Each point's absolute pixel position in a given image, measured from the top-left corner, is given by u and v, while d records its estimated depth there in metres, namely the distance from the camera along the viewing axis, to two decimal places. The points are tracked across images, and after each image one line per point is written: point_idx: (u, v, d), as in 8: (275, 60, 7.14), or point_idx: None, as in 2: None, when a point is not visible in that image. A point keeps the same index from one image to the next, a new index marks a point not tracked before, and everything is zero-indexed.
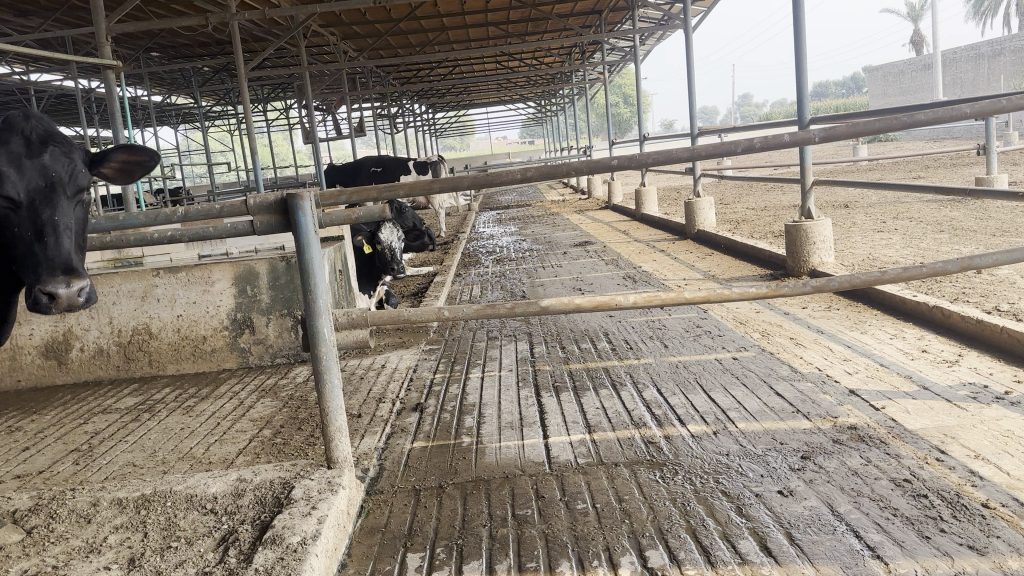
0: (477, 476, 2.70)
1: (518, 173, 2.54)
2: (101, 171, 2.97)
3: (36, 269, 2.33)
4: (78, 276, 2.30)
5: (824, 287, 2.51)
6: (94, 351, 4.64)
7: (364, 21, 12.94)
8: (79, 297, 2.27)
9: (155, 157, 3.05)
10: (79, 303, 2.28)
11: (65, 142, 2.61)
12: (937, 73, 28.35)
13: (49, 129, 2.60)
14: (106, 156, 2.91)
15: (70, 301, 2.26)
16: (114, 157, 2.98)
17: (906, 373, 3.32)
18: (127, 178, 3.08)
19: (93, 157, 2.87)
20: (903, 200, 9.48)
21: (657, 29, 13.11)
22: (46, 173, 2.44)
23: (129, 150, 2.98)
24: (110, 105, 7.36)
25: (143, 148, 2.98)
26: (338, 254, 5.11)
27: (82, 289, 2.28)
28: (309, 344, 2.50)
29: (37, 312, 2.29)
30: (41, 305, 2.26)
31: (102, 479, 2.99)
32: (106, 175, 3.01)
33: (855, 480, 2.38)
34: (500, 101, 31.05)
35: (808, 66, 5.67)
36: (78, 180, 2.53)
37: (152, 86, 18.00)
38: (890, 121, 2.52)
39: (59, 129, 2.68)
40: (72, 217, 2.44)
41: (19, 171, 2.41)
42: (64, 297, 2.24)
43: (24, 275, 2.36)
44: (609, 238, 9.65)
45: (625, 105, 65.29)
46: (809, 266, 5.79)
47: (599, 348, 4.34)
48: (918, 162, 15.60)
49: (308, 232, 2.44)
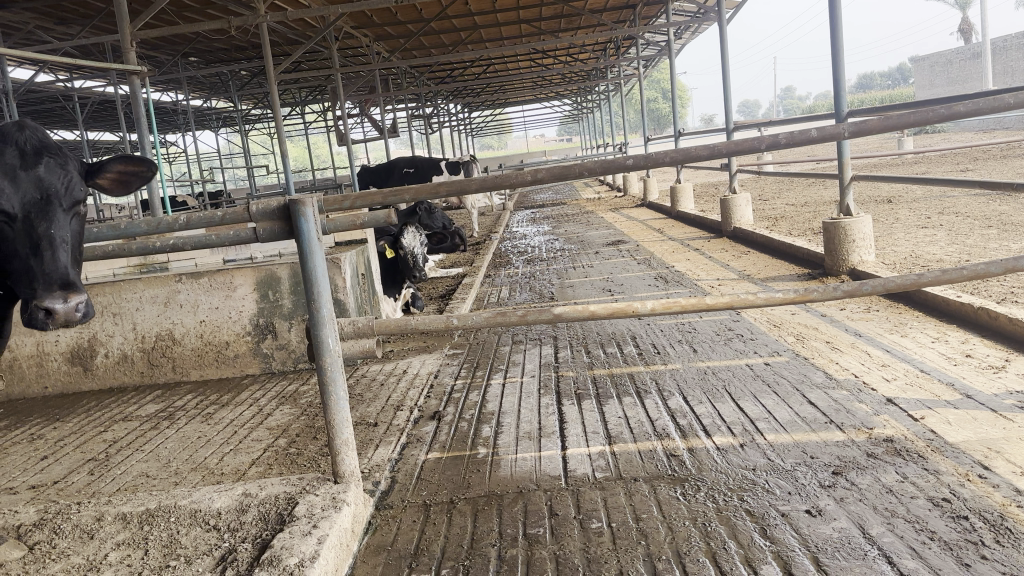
0: (489, 491, 2.60)
1: (529, 175, 2.42)
2: (98, 181, 3.03)
3: (33, 284, 2.40)
4: (75, 291, 2.39)
5: (856, 291, 2.36)
6: (118, 357, 4.65)
7: (395, 20, 12.92)
8: (76, 312, 2.36)
9: (152, 168, 3.10)
10: (76, 318, 2.37)
11: (59, 153, 2.69)
12: (985, 62, 27.45)
13: (43, 141, 2.68)
14: (103, 167, 2.97)
15: (67, 317, 2.35)
16: (112, 168, 3.04)
17: (948, 381, 3.13)
18: (124, 188, 3.15)
19: (89, 168, 2.93)
20: (950, 194, 9.13)
21: (692, 22, 12.85)
22: (41, 186, 2.51)
23: (126, 161, 3.04)
24: (134, 108, 7.38)
25: (139, 158, 3.03)
26: (361, 258, 5.05)
27: (79, 304, 2.37)
28: (313, 355, 2.42)
29: (35, 328, 2.38)
30: (38, 320, 2.35)
31: (114, 491, 2.94)
32: (103, 185, 3.06)
33: (890, 499, 2.22)
34: (535, 99, 30.89)
35: (844, 56, 5.44)
36: (72, 193, 2.60)
37: (191, 90, 18.24)
38: (926, 114, 2.36)
39: (52, 140, 2.74)
40: (67, 230, 2.52)
41: (14, 184, 2.48)
42: (62, 313, 2.33)
43: (21, 288, 2.44)
44: (642, 237, 9.47)
45: (664, 101, 64.60)
46: (849, 265, 5.57)
47: (625, 353, 4.20)
48: (967, 155, 15.10)
49: (310, 240, 2.37)
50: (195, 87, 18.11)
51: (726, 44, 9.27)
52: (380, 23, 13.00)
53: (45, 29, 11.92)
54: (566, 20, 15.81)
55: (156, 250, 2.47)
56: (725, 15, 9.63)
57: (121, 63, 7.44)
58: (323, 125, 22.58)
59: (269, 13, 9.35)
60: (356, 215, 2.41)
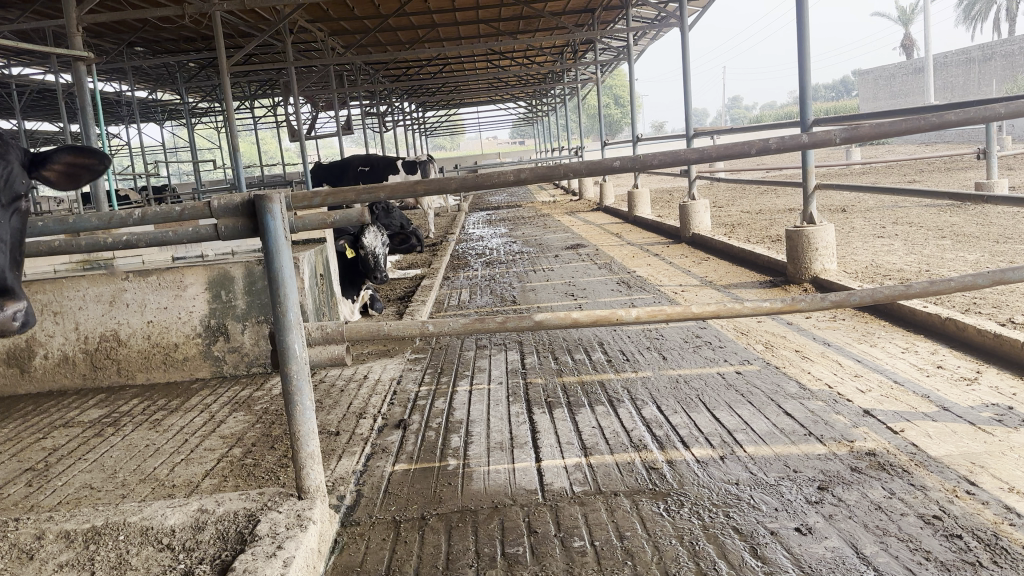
0: (463, 506, 2.47)
1: (511, 174, 2.29)
2: (44, 173, 2.82)
3: None
4: (13, 298, 2.27)
5: (843, 302, 2.29)
6: (58, 358, 4.39)
7: (352, 15, 12.71)
8: (13, 320, 2.24)
9: (104, 161, 2.89)
10: (13, 326, 2.25)
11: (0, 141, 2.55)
12: (927, 77, 28.23)
13: None
14: (48, 157, 2.77)
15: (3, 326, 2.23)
16: (59, 159, 2.83)
17: (923, 392, 3.11)
18: (73, 182, 2.94)
19: (33, 158, 2.74)
20: (901, 204, 9.30)
21: (652, 27, 12.89)
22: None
23: (76, 152, 2.83)
24: (79, 96, 7.04)
25: (89, 150, 2.83)
26: (319, 258, 4.87)
27: (17, 312, 2.25)
28: (278, 362, 2.26)
29: None
30: None
31: (54, 505, 2.73)
32: (49, 178, 2.86)
33: (880, 517, 2.16)
34: (489, 100, 30.76)
35: (811, 65, 5.45)
36: (14, 187, 2.48)
37: (137, 81, 17.69)
38: (917, 122, 2.30)
39: None
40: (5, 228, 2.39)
41: None
42: None
43: None
44: (601, 242, 9.42)
45: (617, 107, 65.13)
46: (811, 273, 5.58)
47: (594, 360, 4.11)
48: (913, 166, 15.51)
49: (277, 239, 2.21)
50: (141, 78, 17.56)
51: (687, 50, 9.29)
52: (336, 17, 12.76)
53: None
54: (525, 22, 15.75)
55: (107, 247, 2.27)
56: (686, 21, 9.67)
57: (65, 49, 7.10)
58: (274, 120, 22.09)
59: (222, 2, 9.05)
60: (325, 214, 2.27)
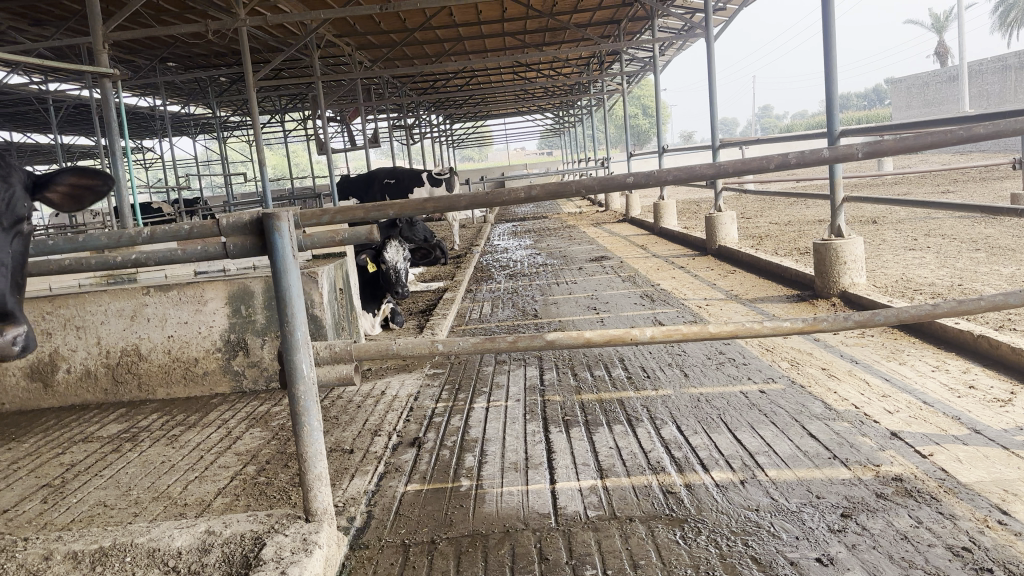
0: (474, 530, 2.41)
1: (522, 192, 2.24)
2: (48, 196, 2.84)
3: None
4: (13, 323, 2.23)
5: (868, 322, 2.21)
6: (81, 373, 4.42)
7: (378, 29, 12.79)
8: (13, 345, 2.20)
9: (107, 183, 2.91)
10: (13, 351, 2.21)
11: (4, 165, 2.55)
12: (961, 85, 27.73)
13: None
14: (51, 179, 2.79)
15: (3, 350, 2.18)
16: (62, 181, 2.85)
17: (953, 414, 3.00)
18: (76, 204, 2.95)
19: (37, 181, 2.75)
20: (934, 216, 9.11)
21: (678, 38, 12.81)
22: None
23: (79, 173, 2.85)
24: (105, 111, 7.13)
25: (92, 171, 2.85)
26: (339, 272, 4.86)
27: (17, 337, 2.21)
28: (286, 382, 2.23)
29: None
30: None
31: (68, 523, 2.72)
32: (53, 200, 2.88)
33: (905, 548, 2.07)
34: (516, 112, 30.83)
35: (838, 75, 5.34)
36: (16, 210, 2.47)
37: (169, 96, 17.95)
38: (945, 135, 2.21)
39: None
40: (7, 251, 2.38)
41: None
42: None
43: None
44: (625, 254, 9.34)
45: (646, 117, 64.96)
46: (840, 287, 5.46)
47: (614, 377, 4.04)
48: (947, 176, 15.21)
49: (285, 257, 2.18)
50: (173, 93, 17.82)
51: (713, 60, 9.20)
52: (362, 32, 12.86)
53: (20, 31, 11.68)
54: (551, 33, 15.76)
55: (116, 267, 2.25)
56: (711, 31, 9.58)
57: (94, 66, 7.20)
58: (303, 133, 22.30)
59: (249, 17, 9.13)
60: (335, 231, 2.23)
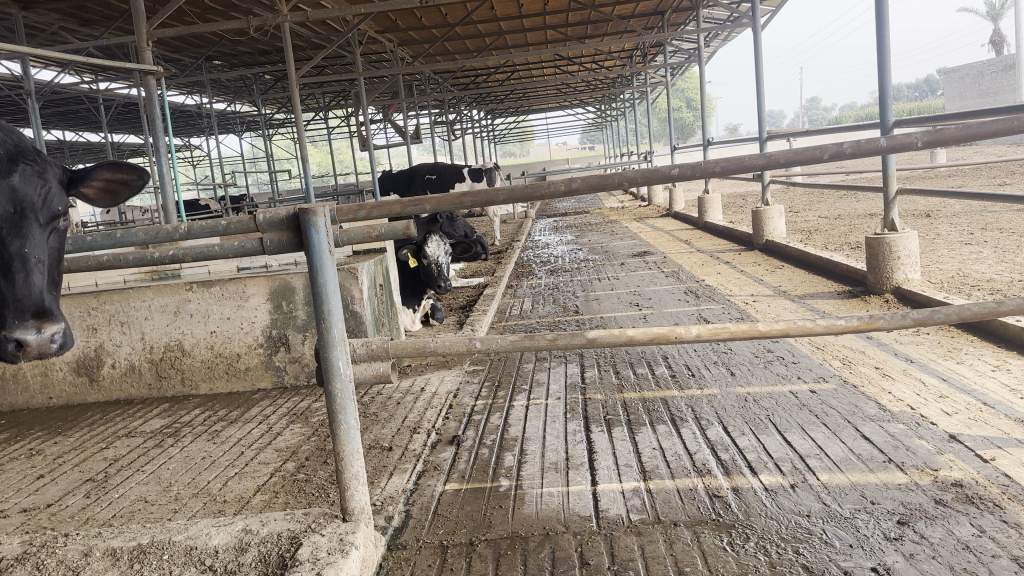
0: (513, 532, 2.36)
1: (562, 185, 2.16)
2: (84, 190, 2.88)
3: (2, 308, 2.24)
4: (50, 321, 2.25)
5: (926, 320, 2.08)
6: (125, 368, 4.47)
7: (420, 25, 12.80)
8: (49, 344, 2.23)
9: (142, 177, 2.96)
10: (48, 350, 2.24)
11: (37, 160, 2.56)
12: (1017, 74, 26.77)
13: (18, 147, 2.55)
14: (87, 174, 2.82)
15: (40, 349, 2.22)
16: (98, 177, 2.89)
17: (1017, 417, 2.85)
18: (111, 199, 3.01)
19: (72, 175, 2.78)
20: (991, 209, 8.80)
21: (724, 29, 12.58)
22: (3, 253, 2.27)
23: (114, 169, 2.88)
24: (149, 109, 7.21)
25: (128, 166, 2.89)
26: (379, 268, 4.84)
27: (54, 335, 2.24)
28: (323, 379, 2.19)
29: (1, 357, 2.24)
30: (7, 350, 2.21)
31: (108, 519, 2.74)
32: (90, 195, 2.93)
33: (967, 558, 1.96)
34: (558, 106, 30.71)
35: (891, 63, 5.16)
36: (51, 206, 2.49)
37: (215, 93, 18.21)
38: (1011, 123, 2.07)
39: (28, 144, 2.61)
40: (42, 248, 2.38)
41: None
42: (34, 345, 2.20)
43: None
44: (669, 249, 9.19)
45: (689, 110, 64.18)
46: (893, 283, 5.28)
47: (658, 375, 3.95)
48: (1003, 168, 14.71)
49: (321, 253, 2.14)
50: (219, 91, 18.08)
51: (759, 50, 9.00)
52: (404, 27, 12.87)
53: (70, 31, 11.94)
54: (593, 26, 15.61)
55: (154, 262, 2.23)
56: (758, 21, 9.38)
57: (138, 63, 7.29)
58: (346, 129, 22.47)
59: (291, 13, 9.18)
60: (371, 227, 2.18)
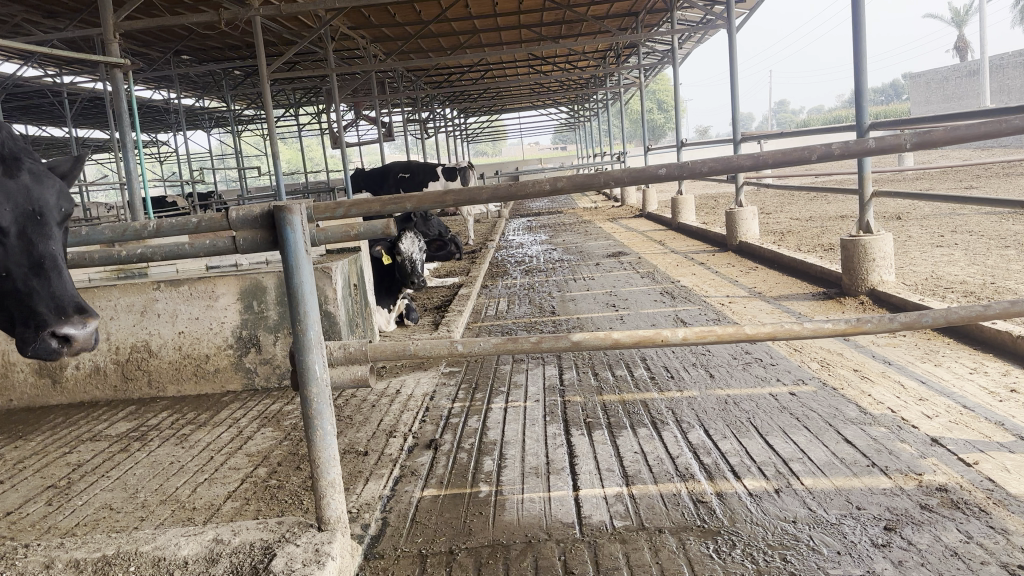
0: (494, 540, 2.29)
1: (547, 184, 2.10)
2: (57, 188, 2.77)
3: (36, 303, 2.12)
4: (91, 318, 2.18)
5: (915, 324, 2.04)
6: (89, 369, 4.33)
7: (393, 22, 12.67)
8: (93, 342, 2.16)
9: None
10: (89, 349, 2.16)
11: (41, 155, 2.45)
12: (981, 79, 27.22)
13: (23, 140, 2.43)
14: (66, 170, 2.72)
15: (82, 347, 2.14)
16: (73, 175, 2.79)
17: (996, 420, 2.84)
18: None
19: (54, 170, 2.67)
20: (960, 212, 8.90)
21: (697, 30, 12.63)
22: (32, 253, 2.16)
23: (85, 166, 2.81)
24: (115, 104, 7.03)
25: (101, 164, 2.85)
26: (353, 268, 4.75)
27: (97, 333, 2.17)
28: (298, 383, 2.11)
29: (32, 355, 2.11)
30: (47, 347, 2.10)
31: (71, 529, 2.63)
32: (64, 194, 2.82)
33: (957, 565, 1.94)
34: (531, 106, 30.70)
35: (867, 66, 5.18)
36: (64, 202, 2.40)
37: (183, 89, 17.91)
38: (1000, 125, 2.03)
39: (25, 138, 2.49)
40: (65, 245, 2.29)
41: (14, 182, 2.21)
42: (81, 342, 2.13)
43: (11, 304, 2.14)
44: (643, 250, 9.19)
45: (660, 112, 64.54)
46: (868, 285, 5.30)
47: (636, 377, 3.91)
48: (968, 172, 14.95)
49: (297, 252, 2.06)
50: (187, 86, 17.79)
51: (734, 52, 9.02)
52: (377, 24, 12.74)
53: (34, 23, 11.66)
54: (567, 26, 15.61)
55: (122, 261, 2.14)
56: (732, 22, 9.40)
57: (104, 56, 7.11)
58: (317, 126, 22.22)
59: (262, 7, 9.02)
60: (349, 225, 2.11)
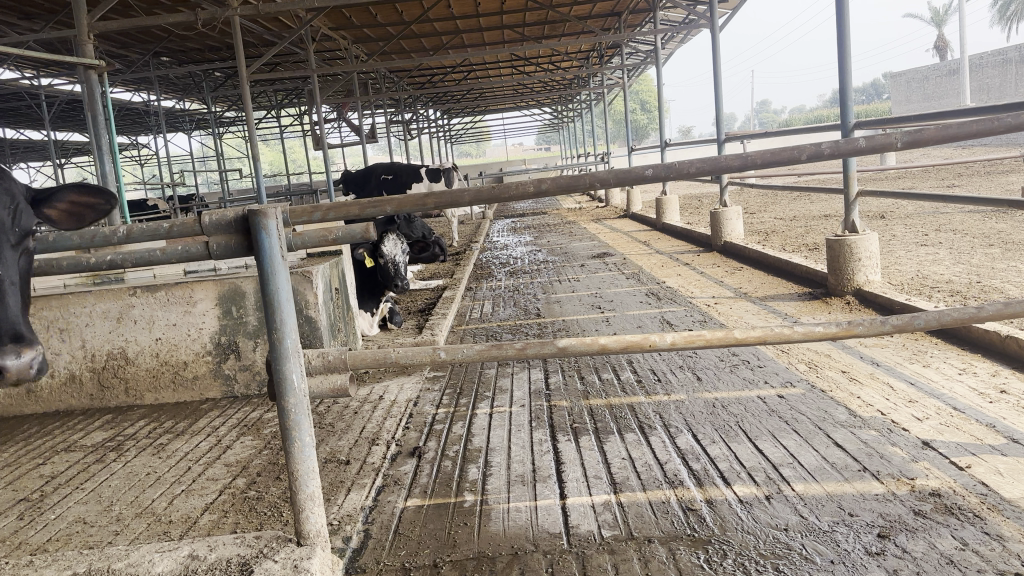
0: (479, 552, 2.23)
1: (530, 186, 2.04)
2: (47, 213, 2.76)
3: None
4: (29, 344, 2.11)
5: (907, 327, 1.99)
6: (65, 377, 4.23)
7: (374, 22, 12.58)
8: (30, 368, 2.08)
9: (108, 201, 2.81)
10: (30, 375, 2.08)
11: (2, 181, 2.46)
12: (961, 78, 27.39)
13: None
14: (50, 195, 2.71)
15: (19, 375, 2.06)
16: (63, 199, 2.77)
17: (988, 422, 2.82)
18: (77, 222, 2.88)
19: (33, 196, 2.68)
20: (943, 211, 8.94)
21: (680, 30, 12.63)
22: None
23: (80, 192, 2.76)
24: (90, 106, 6.90)
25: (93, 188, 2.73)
26: (334, 272, 4.67)
27: (34, 359, 2.09)
28: (275, 394, 2.03)
29: None
30: None
31: (43, 544, 2.54)
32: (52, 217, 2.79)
33: (951, 573, 1.90)
34: (515, 107, 30.66)
35: (851, 64, 5.16)
36: (22, 225, 2.39)
37: (163, 91, 17.75)
38: (992, 124, 1.97)
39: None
40: (14, 270, 2.28)
41: None
42: (15, 369, 2.04)
43: None
44: (628, 250, 9.16)
45: (644, 112, 64.74)
46: (854, 285, 5.28)
47: (623, 380, 3.85)
48: (950, 170, 15.04)
49: (272, 258, 1.98)
50: (167, 88, 17.62)
51: (718, 51, 9.00)
52: (359, 25, 12.65)
53: (9, 24, 11.50)
54: (550, 26, 15.57)
55: (91, 268, 2.06)
56: (716, 22, 9.38)
57: (78, 57, 6.98)
58: (299, 127, 22.06)
59: (241, 7, 8.91)
60: (327, 229, 2.04)
